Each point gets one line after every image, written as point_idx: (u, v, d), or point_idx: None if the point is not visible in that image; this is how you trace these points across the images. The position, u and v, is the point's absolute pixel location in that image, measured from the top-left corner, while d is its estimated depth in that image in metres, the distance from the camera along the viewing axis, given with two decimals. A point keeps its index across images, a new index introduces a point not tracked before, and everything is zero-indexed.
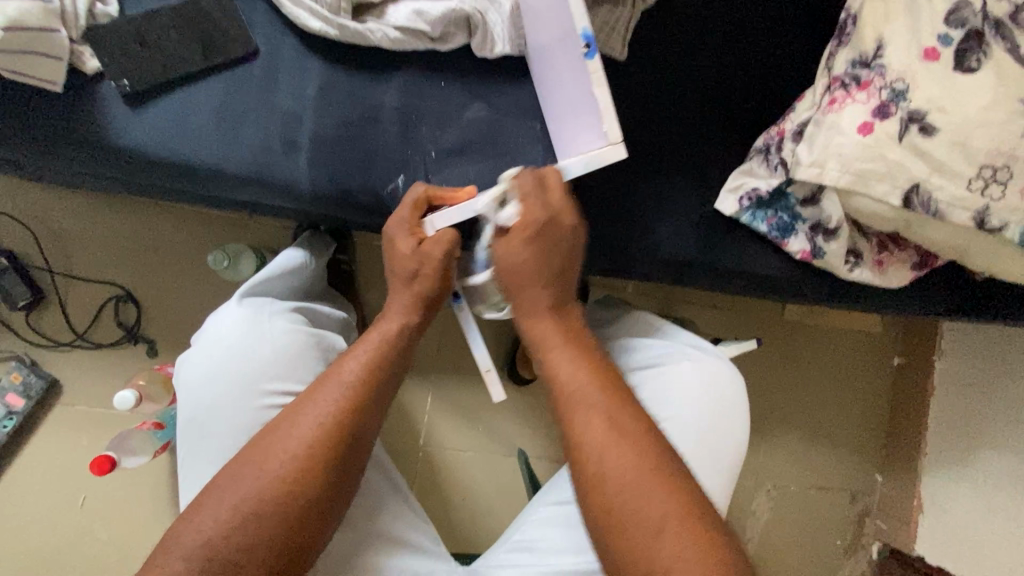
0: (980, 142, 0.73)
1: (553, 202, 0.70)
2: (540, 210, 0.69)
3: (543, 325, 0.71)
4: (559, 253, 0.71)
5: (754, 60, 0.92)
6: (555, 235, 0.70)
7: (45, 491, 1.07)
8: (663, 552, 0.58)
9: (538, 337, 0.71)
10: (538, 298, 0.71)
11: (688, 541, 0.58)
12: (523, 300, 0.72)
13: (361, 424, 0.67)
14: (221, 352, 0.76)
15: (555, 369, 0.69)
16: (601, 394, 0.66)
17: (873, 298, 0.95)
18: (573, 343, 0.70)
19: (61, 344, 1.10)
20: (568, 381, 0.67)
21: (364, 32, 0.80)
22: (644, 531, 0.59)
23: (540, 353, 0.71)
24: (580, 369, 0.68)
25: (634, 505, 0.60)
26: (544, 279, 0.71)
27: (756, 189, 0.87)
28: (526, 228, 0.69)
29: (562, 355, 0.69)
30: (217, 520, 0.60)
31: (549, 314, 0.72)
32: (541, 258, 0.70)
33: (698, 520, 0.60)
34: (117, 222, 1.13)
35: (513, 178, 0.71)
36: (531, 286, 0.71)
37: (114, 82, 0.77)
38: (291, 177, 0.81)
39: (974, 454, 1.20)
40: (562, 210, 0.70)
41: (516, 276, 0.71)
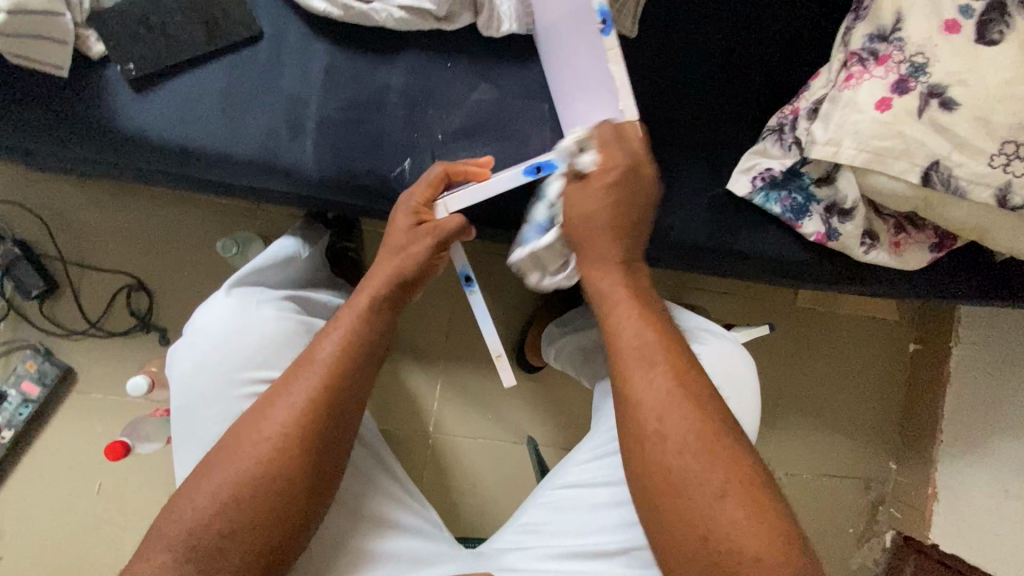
0: (1002, 117, 0.70)
1: (635, 151, 0.68)
2: (623, 157, 0.67)
3: (611, 278, 0.67)
4: (641, 201, 0.68)
5: (766, 37, 0.90)
6: (635, 183, 0.67)
7: (62, 477, 1.08)
8: (727, 520, 0.57)
9: (604, 293, 0.67)
10: (610, 250, 0.67)
11: (749, 508, 0.57)
12: (591, 254, 0.68)
13: (337, 404, 0.63)
14: (207, 340, 0.73)
15: (617, 326, 0.65)
16: (664, 353, 0.63)
17: (889, 281, 0.93)
18: (640, 303, 0.66)
19: (75, 332, 1.11)
20: (635, 340, 0.64)
21: (369, 12, 0.78)
22: (705, 497, 0.58)
23: (604, 310, 0.67)
24: (642, 326, 0.64)
25: (699, 471, 0.59)
26: (617, 233, 0.67)
27: (770, 169, 0.85)
28: (608, 175, 0.66)
29: (631, 314, 0.65)
30: (196, 508, 0.58)
31: (615, 269, 0.67)
32: (624, 203, 0.67)
33: (759, 490, 0.58)
34: (127, 211, 1.13)
35: (592, 129, 0.70)
36: (603, 240, 0.67)
37: (119, 66, 0.76)
38: (297, 161, 0.80)
39: (992, 440, 1.18)
40: (641, 158, 0.68)
41: (588, 225, 0.67)
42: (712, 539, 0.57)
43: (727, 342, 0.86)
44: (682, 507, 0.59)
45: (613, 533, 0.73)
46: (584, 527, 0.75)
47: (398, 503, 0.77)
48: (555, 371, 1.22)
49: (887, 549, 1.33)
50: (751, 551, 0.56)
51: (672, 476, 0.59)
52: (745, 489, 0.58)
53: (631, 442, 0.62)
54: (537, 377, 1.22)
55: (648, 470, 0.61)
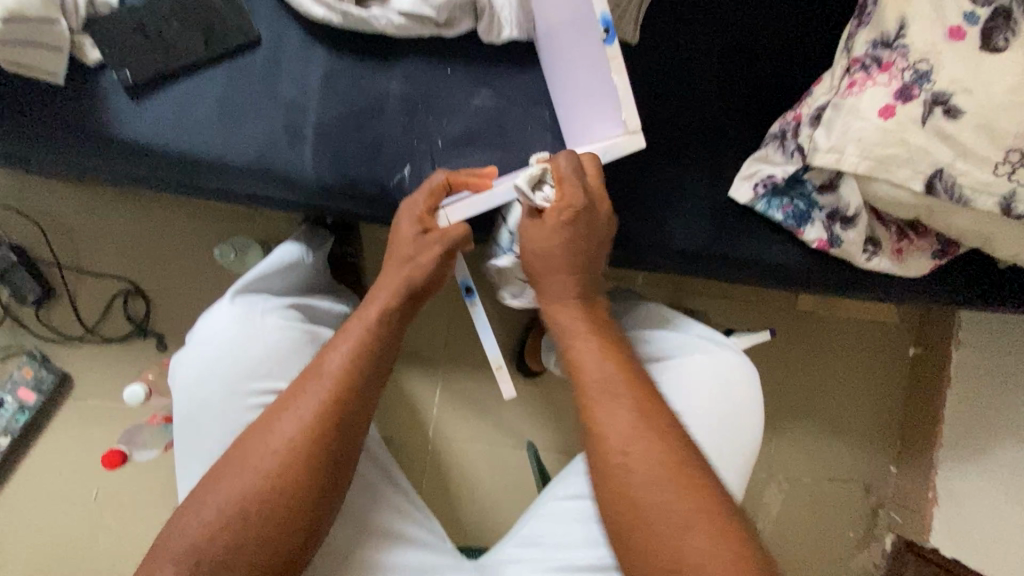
0: (1007, 125, 0.70)
1: (590, 186, 0.68)
2: (579, 194, 0.66)
3: (569, 312, 0.69)
4: (596, 240, 0.69)
5: (769, 42, 0.89)
6: (593, 221, 0.68)
7: (58, 484, 1.08)
8: (692, 551, 0.58)
9: (564, 328, 0.69)
10: (566, 288, 0.69)
11: (713, 539, 0.58)
12: (549, 290, 0.70)
13: (344, 417, 0.62)
14: (211, 350, 0.72)
15: (579, 363, 0.67)
16: (627, 387, 0.64)
17: (891, 287, 0.92)
18: (599, 337, 0.68)
19: (72, 339, 1.10)
20: (595, 377, 0.65)
21: (368, 18, 0.78)
22: (670, 523, 0.59)
23: (565, 344, 0.68)
24: (604, 361, 0.66)
25: (665, 501, 0.60)
26: (570, 269, 0.69)
27: (772, 175, 0.85)
28: (563, 215, 0.66)
29: (587, 347, 0.67)
30: (201, 522, 0.58)
31: (574, 302, 0.69)
32: (575, 243, 0.68)
33: (726, 522, 0.58)
34: (124, 216, 1.12)
35: (546, 162, 0.68)
36: (557, 275, 0.69)
37: (116, 73, 0.76)
38: (295, 169, 0.79)
39: (991, 445, 1.17)
40: (599, 196, 0.68)
41: (548, 265, 0.69)
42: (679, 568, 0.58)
43: (730, 351, 0.86)
44: (645, 536, 0.60)
45: None
46: (589, 538, 0.75)
47: (402, 514, 0.76)
48: (554, 376, 1.21)
49: (886, 552, 1.32)
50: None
51: (635, 505, 0.61)
52: (709, 521, 0.58)
53: (599, 474, 0.63)
54: (537, 382, 1.21)
55: (618, 501, 0.62)
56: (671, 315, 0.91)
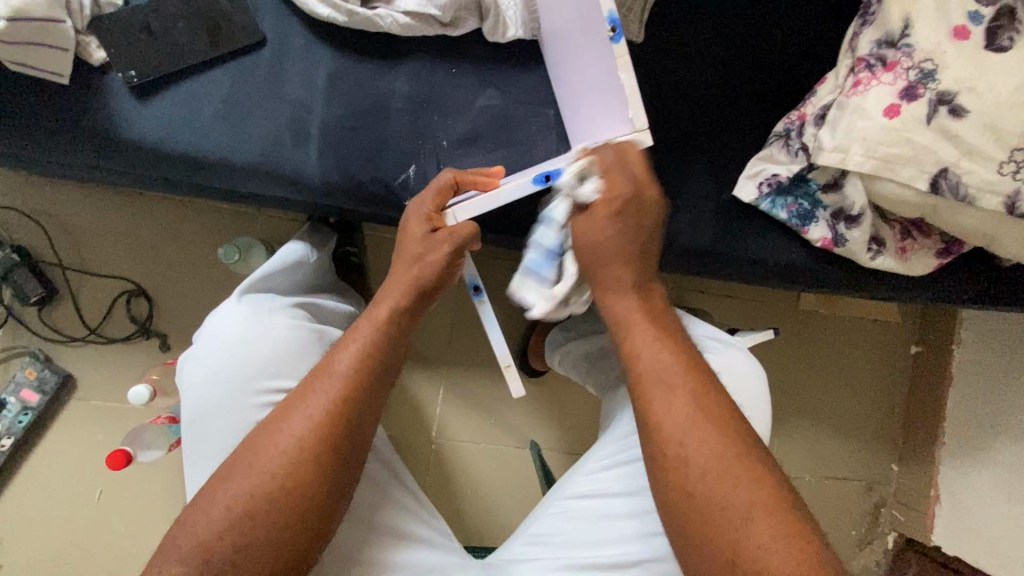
0: (1011, 124, 0.70)
1: (639, 174, 0.67)
2: (626, 185, 0.66)
3: (626, 302, 0.68)
4: (647, 229, 0.68)
5: (772, 41, 0.89)
6: (644, 209, 0.68)
7: (62, 485, 1.07)
8: (754, 541, 0.56)
9: (624, 318, 0.67)
10: (625, 277, 0.68)
11: (775, 531, 0.56)
12: (607, 279, 0.68)
13: (354, 416, 0.62)
14: (218, 349, 0.72)
15: (643, 353, 0.65)
16: (685, 377, 0.63)
17: (895, 286, 0.92)
18: (659, 327, 0.67)
19: (75, 339, 1.10)
20: (653, 367, 0.64)
21: (373, 17, 0.78)
22: (729, 516, 0.58)
23: (624, 332, 0.67)
24: (665, 352, 0.65)
25: (725, 494, 0.58)
26: (627, 258, 0.68)
27: (777, 175, 0.85)
28: (612, 203, 0.66)
29: (647, 337, 0.65)
30: (210, 520, 0.57)
31: (631, 293, 0.68)
32: (626, 232, 0.67)
33: (788, 514, 0.58)
34: (126, 216, 1.12)
35: (591, 155, 0.69)
36: (614, 264, 0.68)
37: (121, 73, 0.75)
38: (301, 169, 0.79)
39: (993, 442, 1.18)
40: (647, 185, 0.68)
41: (600, 255, 0.68)
42: (739, 560, 0.57)
43: (735, 349, 0.86)
44: (705, 530, 0.59)
45: (626, 544, 0.73)
46: (595, 537, 0.75)
47: (408, 513, 0.76)
48: (558, 375, 1.21)
49: (888, 550, 1.33)
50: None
51: (694, 496, 0.59)
52: (769, 513, 0.57)
53: (657, 466, 0.62)
54: (540, 381, 1.21)
55: (677, 493, 0.60)
56: (676, 315, 0.91)
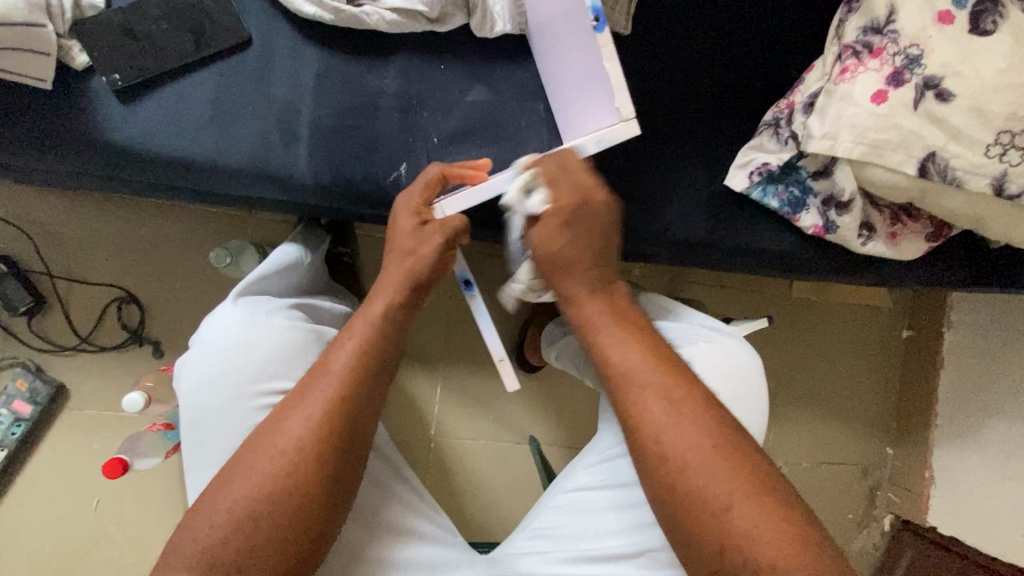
0: (997, 107, 0.71)
1: (582, 181, 0.68)
2: (570, 194, 0.68)
3: (590, 306, 0.69)
4: (596, 233, 0.70)
5: (759, 30, 0.89)
6: (590, 215, 0.69)
7: (57, 496, 1.06)
8: (735, 526, 0.57)
9: (586, 323, 0.69)
10: (582, 282, 0.70)
11: (755, 515, 0.57)
12: (566, 286, 0.70)
13: (353, 414, 0.62)
14: (214, 352, 0.71)
15: (608, 355, 0.67)
16: (655, 372, 0.65)
17: (886, 270, 0.93)
18: (624, 324, 0.68)
19: (66, 348, 1.09)
20: (623, 365, 0.65)
21: (359, 15, 0.77)
22: (711, 502, 0.59)
23: (591, 337, 0.69)
24: (631, 351, 0.66)
25: (706, 482, 0.59)
26: (586, 263, 0.70)
27: (767, 163, 0.85)
28: (559, 214, 0.68)
29: (612, 340, 0.67)
30: (212, 524, 0.57)
31: (592, 296, 0.70)
32: (576, 241, 0.69)
33: (770, 498, 0.58)
34: (114, 223, 1.10)
35: (536, 167, 0.69)
36: (573, 271, 0.70)
37: (105, 77, 0.74)
38: (292, 169, 0.79)
39: (985, 423, 1.20)
40: (591, 189, 0.69)
41: (557, 263, 0.70)
42: (722, 544, 0.57)
43: (731, 338, 0.86)
44: (688, 519, 0.60)
45: (631, 535, 0.73)
46: (600, 529, 0.75)
47: (412, 511, 0.76)
48: (555, 370, 1.22)
49: (886, 532, 1.35)
50: (766, 560, 0.56)
51: (674, 486, 0.60)
52: (749, 497, 0.58)
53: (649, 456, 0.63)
54: (537, 376, 1.22)
55: (665, 485, 0.61)
56: (671, 306, 0.91)
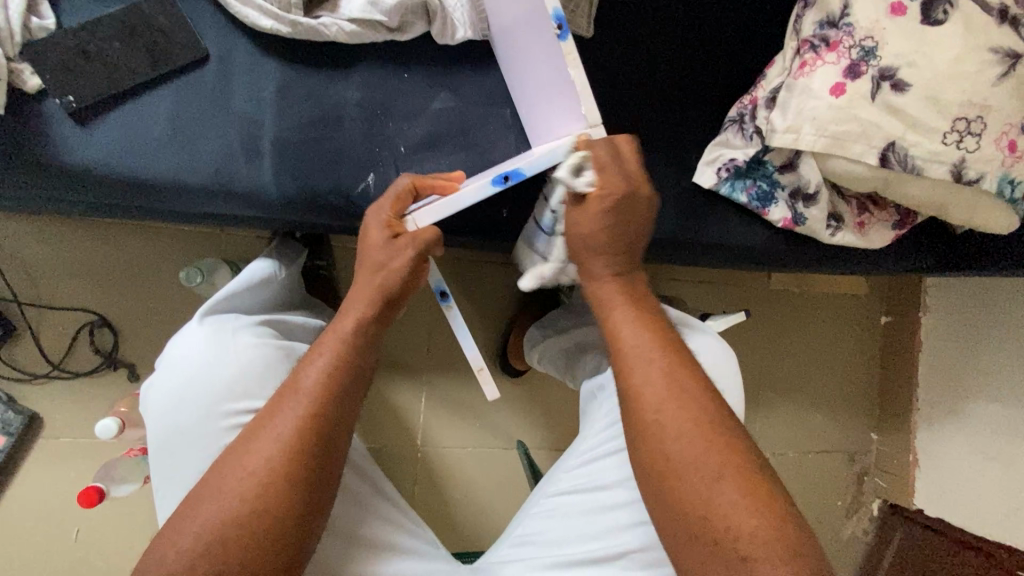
0: (951, 96, 0.72)
1: (633, 172, 0.68)
2: (619, 181, 0.66)
3: (606, 286, 0.69)
4: (633, 225, 0.69)
5: (721, 28, 0.90)
6: (632, 205, 0.67)
7: (33, 528, 1.04)
8: (722, 502, 0.57)
9: (602, 298, 0.69)
10: (600, 263, 0.70)
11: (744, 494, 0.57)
12: (589, 265, 0.70)
13: (325, 433, 0.61)
14: (182, 373, 0.70)
15: (623, 333, 0.67)
16: (663, 360, 0.64)
17: (858, 259, 0.94)
18: (639, 308, 0.68)
19: (37, 376, 1.06)
20: (636, 346, 0.65)
21: (318, 27, 0.76)
22: (702, 478, 0.59)
23: (605, 315, 0.69)
24: (648, 335, 0.66)
25: (699, 460, 0.59)
26: (614, 250, 0.69)
27: (734, 159, 0.86)
28: (605, 199, 0.66)
29: (628, 317, 0.67)
30: (178, 550, 0.56)
31: (611, 279, 0.69)
32: (614, 228, 0.68)
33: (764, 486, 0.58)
34: (83, 245, 1.08)
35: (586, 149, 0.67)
36: (599, 255, 0.69)
37: (59, 99, 0.73)
38: (257, 185, 0.78)
39: (964, 403, 1.21)
40: (640, 182, 0.68)
41: (583, 247, 0.69)
42: (709, 519, 0.57)
43: (706, 335, 0.87)
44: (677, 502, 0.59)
45: (615, 536, 0.73)
46: (584, 532, 0.75)
47: (393, 525, 0.75)
48: (539, 374, 1.22)
49: (874, 517, 1.36)
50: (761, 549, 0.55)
51: (667, 464, 0.60)
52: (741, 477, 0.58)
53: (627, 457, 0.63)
54: (521, 381, 1.21)
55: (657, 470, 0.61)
56: None
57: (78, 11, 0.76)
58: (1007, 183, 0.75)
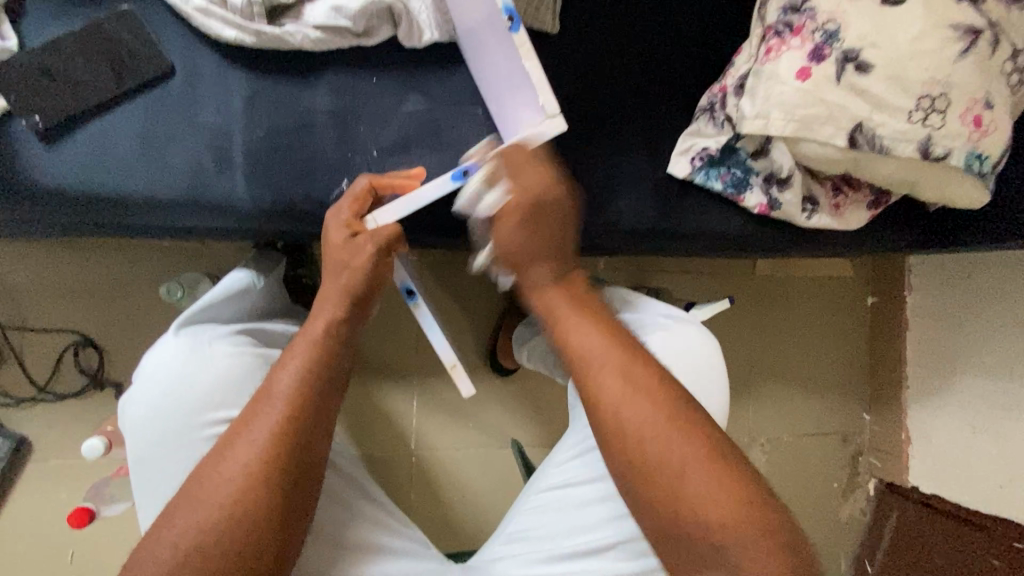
0: (915, 74, 0.73)
1: (541, 180, 0.69)
2: (521, 194, 0.68)
3: (549, 296, 0.68)
4: (555, 231, 0.69)
5: (687, 18, 0.91)
6: (545, 210, 0.68)
7: (27, 552, 1.03)
8: (694, 494, 0.59)
9: (547, 312, 0.68)
10: (540, 273, 0.69)
11: (711, 485, 0.60)
12: (526, 279, 0.69)
13: (302, 437, 0.61)
14: (158, 386, 0.70)
15: (568, 344, 0.65)
16: (610, 358, 0.64)
17: (836, 241, 0.95)
18: (585, 312, 0.67)
19: (23, 400, 1.06)
20: (582, 350, 0.65)
21: (282, 35, 0.76)
22: (672, 474, 0.60)
23: (551, 327, 0.67)
24: (592, 337, 0.65)
25: (666, 458, 0.60)
26: (543, 257, 0.68)
27: (706, 148, 0.87)
28: (516, 210, 0.67)
29: (577, 328, 0.66)
30: (157, 561, 0.55)
31: (552, 286, 0.68)
32: (535, 235, 0.68)
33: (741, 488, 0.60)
34: (63, 266, 1.08)
35: (490, 162, 0.70)
36: (532, 263, 0.68)
37: (24, 120, 0.73)
38: (229, 196, 0.78)
39: (952, 379, 1.23)
40: (549, 188, 0.69)
41: (517, 257, 0.69)
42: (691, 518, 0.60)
43: (688, 324, 0.87)
44: (655, 496, 0.60)
45: (602, 526, 0.74)
46: (571, 524, 0.75)
47: (382, 528, 0.75)
48: (529, 371, 1.22)
49: (871, 497, 1.37)
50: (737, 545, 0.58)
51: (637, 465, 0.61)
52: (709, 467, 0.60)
53: (611, 448, 0.63)
54: (512, 379, 1.21)
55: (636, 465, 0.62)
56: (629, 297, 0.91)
57: (41, 30, 0.76)
58: (976, 159, 0.75)
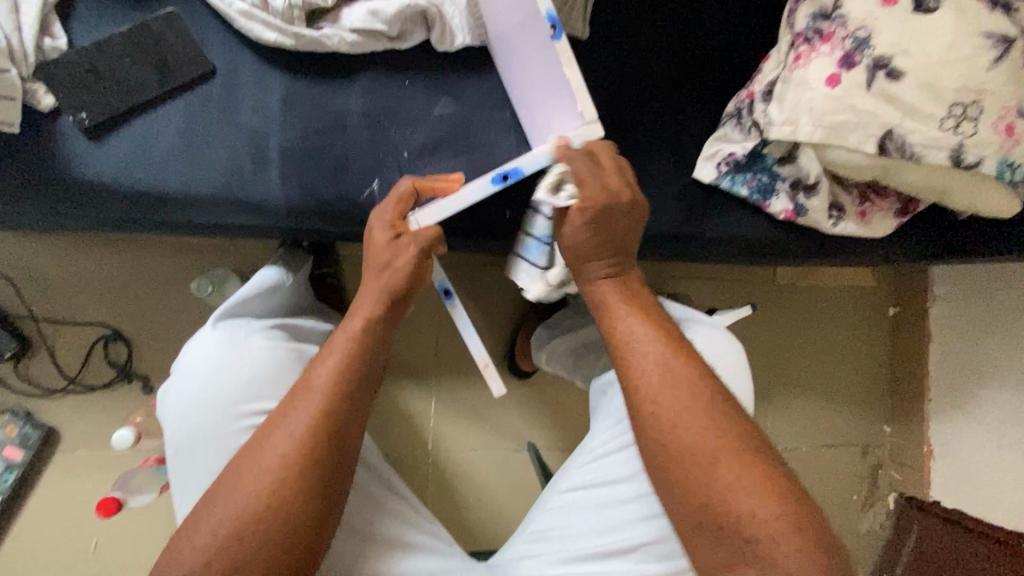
0: (947, 81, 0.73)
1: (611, 182, 0.70)
2: (598, 192, 0.69)
3: (605, 288, 0.72)
4: (619, 232, 0.71)
5: (714, 26, 0.92)
6: (617, 213, 0.70)
7: (51, 540, 1.05)
8: (726, 502, 0.61)
9: (601, 302, 0.71)
10: (595, 267, 0.72)
11: (738, 486, 0.61)
12: (584, 271, 0.73)
13: (338, 432, 0.62)
14: (198, 376, 0.72)
15: (617, 329, 0.69)
16: (656, 345, 0.67)
17: (862, 249, 0.95)
18: (634, 305, 0.70)
19: (54, 391, 1.08)
20: (628, 338, 0.68)
21: (320, 38, 0.78)
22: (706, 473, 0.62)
23: (602, 316, 0.71)
24: (640, 326, 0.69)
25: (701, 465, 0.62)
26: (608, 253, 0.71)
27: (733, 153, 0.87)
28: (587, 209, 0.69)
29: (629, 321, 0.69)
30: (196, 545, 0.57)
31: (607, 279, 0.72)
32: (600, 236, 0.70)
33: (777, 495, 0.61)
34: (95, 261, 1.10)
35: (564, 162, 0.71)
36: (592, 259, 0.72)
37: (72, 116, 0.75)
38: (264, 194, 0.79)
39: (976, 392, 1.21)
40: (620, 188, 0.70)
41: (576, 253, 0.72)
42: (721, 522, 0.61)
43: (713, 328, 0.87)
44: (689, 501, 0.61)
45: (626, 530, 0.74)
46: (594, 526, 0.75)
47: (408, 523, 0.76)
48: (547, 375, 1.22)
49: (890, 511, 1.35)
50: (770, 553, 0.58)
51: (663, 467, 0.64)
52: (743, 477, 0.61)
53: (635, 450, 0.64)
54: (530, 382, 1.22)
55: (663, 464, 0.63)
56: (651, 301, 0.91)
57: (89, 31, 0.78)
58: (1007, 168, 0.75)
